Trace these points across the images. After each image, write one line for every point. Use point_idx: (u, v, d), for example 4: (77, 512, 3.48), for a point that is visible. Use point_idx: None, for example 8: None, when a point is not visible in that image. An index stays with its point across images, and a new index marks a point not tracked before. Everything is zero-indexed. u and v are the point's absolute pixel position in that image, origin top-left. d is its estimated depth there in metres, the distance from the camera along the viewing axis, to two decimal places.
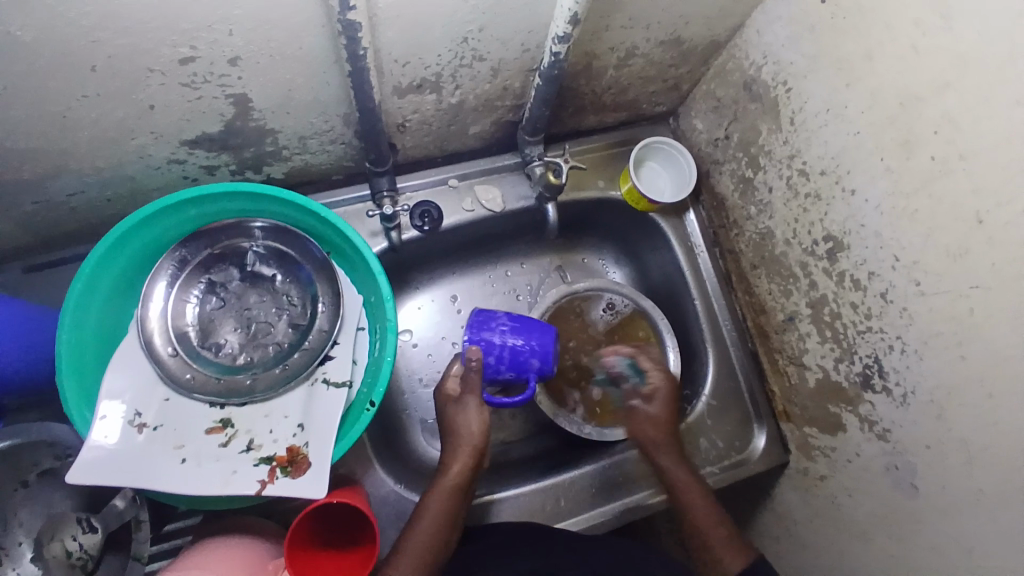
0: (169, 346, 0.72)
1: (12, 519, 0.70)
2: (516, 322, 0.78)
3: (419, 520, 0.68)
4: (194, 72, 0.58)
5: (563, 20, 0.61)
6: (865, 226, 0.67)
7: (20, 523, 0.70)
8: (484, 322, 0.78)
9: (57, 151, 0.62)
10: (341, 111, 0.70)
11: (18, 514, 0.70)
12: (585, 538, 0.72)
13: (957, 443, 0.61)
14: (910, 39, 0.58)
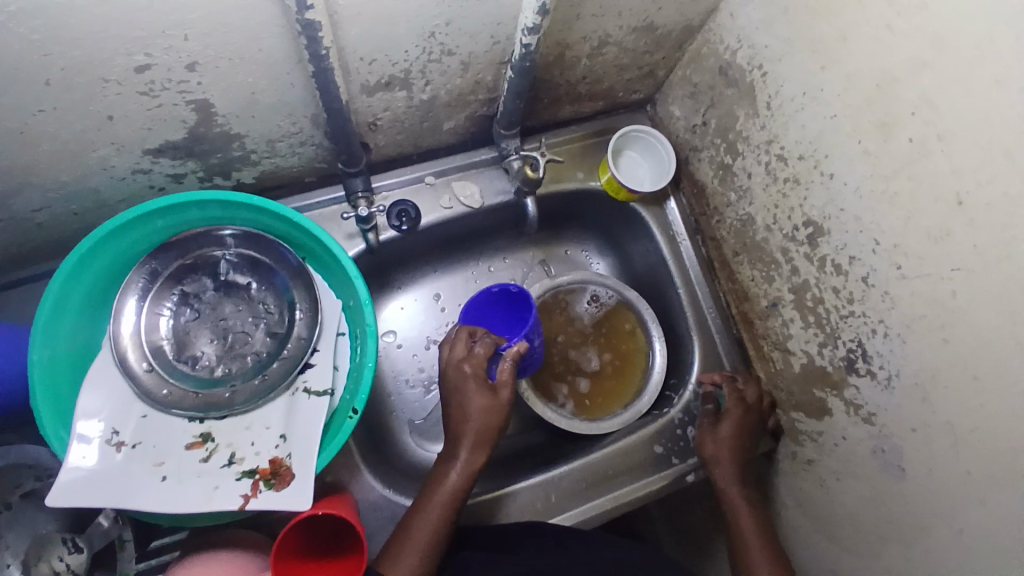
0: (143, 362, 0.70)
1: None
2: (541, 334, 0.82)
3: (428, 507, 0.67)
4: (150, 79, 0.55)
5: (531, 12, 0.60)
6: (845, 210, 0.66)
7: (8, 545, 0.69)
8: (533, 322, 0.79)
9: (15, 168, 0.60)
10: (308, 112, 0.68)
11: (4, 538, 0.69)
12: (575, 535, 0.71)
13: (943, 425, 0.61)
14: (884, 19, 0.57)
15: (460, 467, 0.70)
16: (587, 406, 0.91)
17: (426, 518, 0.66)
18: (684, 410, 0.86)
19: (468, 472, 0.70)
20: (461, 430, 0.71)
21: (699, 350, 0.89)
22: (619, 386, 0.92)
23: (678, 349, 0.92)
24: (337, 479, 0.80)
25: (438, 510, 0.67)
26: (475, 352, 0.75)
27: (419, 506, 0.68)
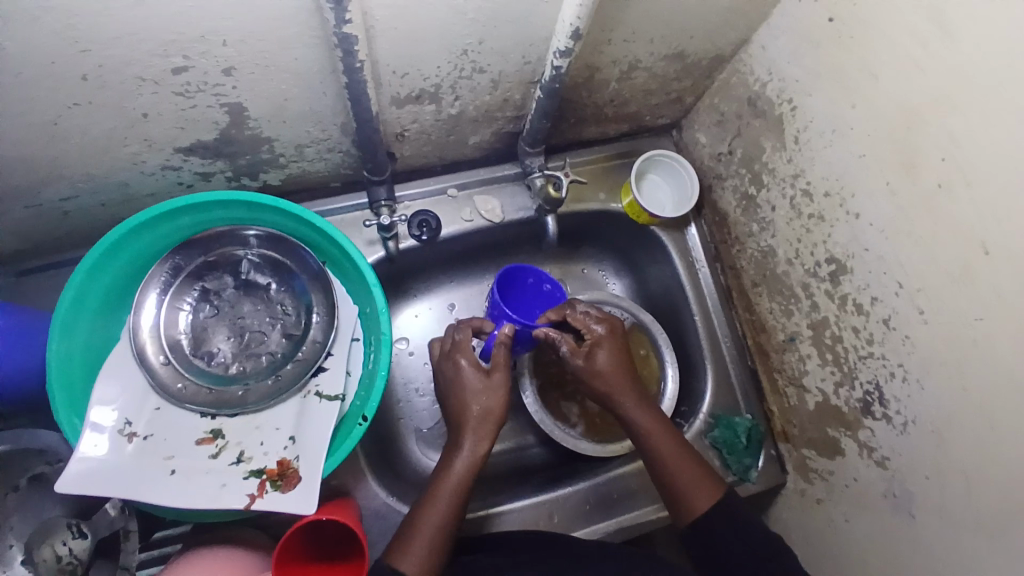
0: (161, 355, 0.71)
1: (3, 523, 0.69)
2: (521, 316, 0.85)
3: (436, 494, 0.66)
4: (187, 81, 0.57)
5: (565, 35, 0.60)
6: (868, 250, 0.66)
7: (11, 527, 0.69)
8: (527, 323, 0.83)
9: (48, 158, 0.62)
10: (338, 121, 0.70)
11: (8, 519, 0.69)
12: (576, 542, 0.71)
13: (957, 473, 0.59)
14: (916, 61, 0.57)
15: (466, 455, 0.68)
16: (594, 428, 0.91)
17: (433, 508, 0.65)
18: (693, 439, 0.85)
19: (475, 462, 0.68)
20: (469, 419, 0.70)
21: (711, 379, 0.88)
22: None
23: (690, 377, 0.91)
24: (341, 484, 0.80)
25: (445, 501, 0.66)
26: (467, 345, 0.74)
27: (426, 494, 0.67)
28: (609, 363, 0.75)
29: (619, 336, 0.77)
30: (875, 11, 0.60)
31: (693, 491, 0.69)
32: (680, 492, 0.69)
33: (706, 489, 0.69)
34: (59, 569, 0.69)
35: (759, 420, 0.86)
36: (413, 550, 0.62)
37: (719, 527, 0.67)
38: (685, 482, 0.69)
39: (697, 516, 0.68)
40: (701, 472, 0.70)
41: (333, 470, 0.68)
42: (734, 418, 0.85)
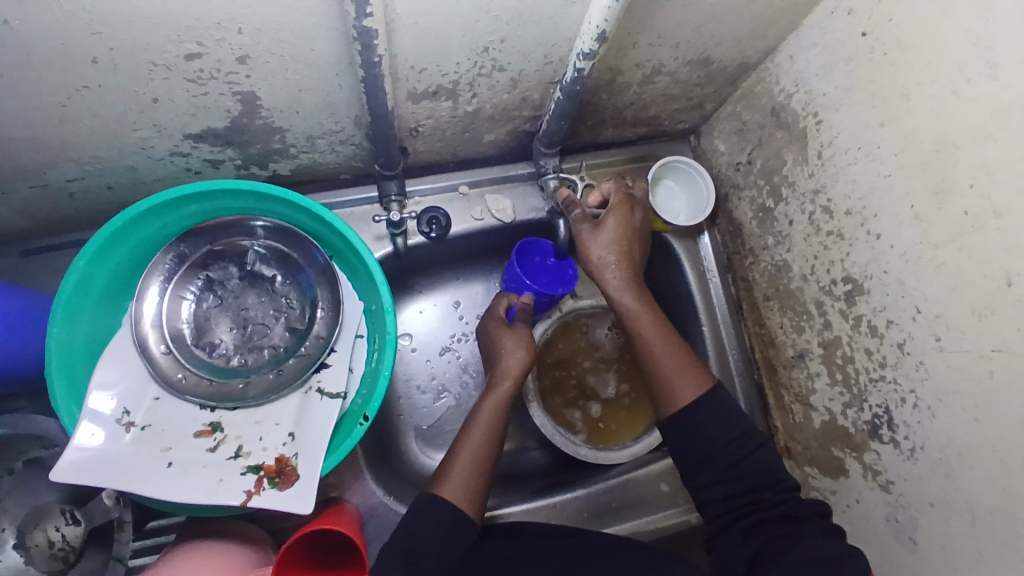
0: (162, 344, 0.70)
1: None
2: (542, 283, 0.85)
3: (472, 426, 0.71)
4: (200, 68, 0.55)
5: (589, 37, 0.58)
6: (888, 272, 0.64)
7: (6, 510, 0.69)
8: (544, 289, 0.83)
9: (56, 140, 0.60)
10: (352, 114, 0.68)
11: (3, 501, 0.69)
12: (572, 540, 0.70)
13: (963, 505, 0.58)
14: (951, 84, 0.56)
15: (497, 395, 0.73)
16: (598, 434, 0.91)
17: (471, 442, 0.69)
18: None
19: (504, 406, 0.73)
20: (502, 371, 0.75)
21: None
22: (633, 419, 0.92)
23: None
24: (338, 481, 0.80)
25: (478, 437, 0.69)
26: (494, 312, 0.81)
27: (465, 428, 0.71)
28: (607, 237, 0.74)
29: (623, 214, 0.75)
30: (913, 29, 0.58)
31: (677, 379, 0.69)
32: (668, 378, 0.69)
33: (689, 382, 0.68)
34: (52, 555, 0.69)
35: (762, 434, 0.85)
36: (454, 474, 0.66)
37: (701, 411, 0.66)
38: (671, 368, 0.70)
39: (678, 406, 0.67)
40: (689, 363, 0.70)
41: (331, 468, 0.67)
42: None
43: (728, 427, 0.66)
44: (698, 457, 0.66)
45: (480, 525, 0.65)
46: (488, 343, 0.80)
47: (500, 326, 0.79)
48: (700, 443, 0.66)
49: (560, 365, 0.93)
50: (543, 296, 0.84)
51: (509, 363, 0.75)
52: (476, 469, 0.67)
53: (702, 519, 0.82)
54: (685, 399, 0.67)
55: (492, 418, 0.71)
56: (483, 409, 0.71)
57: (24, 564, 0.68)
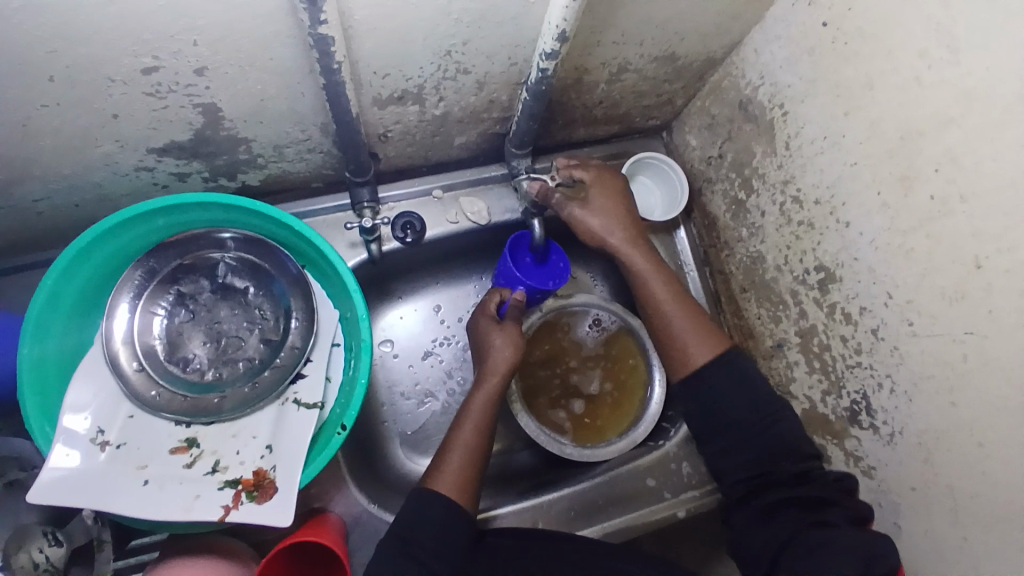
0: (134, 361, 0.69)
1: None
2: (532, 272, 0.82)
3: (463, 423, 0.72)
4: (158, 81, 0.54)
5: (551, 37, 0.58)
6: (858, 260, 0.65)
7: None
8: (540, 280, 0.82)
9: (18, 159, 0.59)
10: (318, 121, 0.67)
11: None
12: (557, 542, 0.69)
13: (943, 489, 0.59)
14: (913, 71, 0.56)
15: (485, 390, 0.74)
16: (585, 430, 0.90)
17: (460, 438, 0.70)
18: (680, 445, 0.86)
19: (492, 400, 0.74)
20: (491, 368, 0.75)
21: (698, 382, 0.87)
22: (617, 416, 0.91)
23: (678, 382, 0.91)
24: (321, 491, 0.79)
25: (472, 431, 0.71)
26: (487, 308, 0.80)
27: (455, 425, 0.72)
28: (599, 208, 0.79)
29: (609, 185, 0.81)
30: (873, 18, 0.58)
31: (689, 343, 0.72)
32: (679, 342, 0.72)
33: (700, 345, 0.72)
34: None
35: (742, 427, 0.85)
36: (446, 471, 0.67)
37: (719, 378, 0.69)
38: (683, 331, 0.73)
39: (693, 369, 0.71)
40: (698, 323, 0.73)
41: (310, 479, 0.66)
42: None
43: (746, 393, 0.68)
44: (711, 424, 0.68)
45: (475, 516, 0.66)
46: (478, 342, 0.79)
47: (491, 322, 0.79)
48: (710, 415, 0.68)
49: (544, 365, 0.93)
50: (535, 291, 0.83)
51: (497, 360, 0.75)
52: (469, 461, 0.69)
53: (688, 513, 0.82)
54: (699, 361, 0.70)
55: (481, 414, 0.72)
56: (475, 402, 0.72)
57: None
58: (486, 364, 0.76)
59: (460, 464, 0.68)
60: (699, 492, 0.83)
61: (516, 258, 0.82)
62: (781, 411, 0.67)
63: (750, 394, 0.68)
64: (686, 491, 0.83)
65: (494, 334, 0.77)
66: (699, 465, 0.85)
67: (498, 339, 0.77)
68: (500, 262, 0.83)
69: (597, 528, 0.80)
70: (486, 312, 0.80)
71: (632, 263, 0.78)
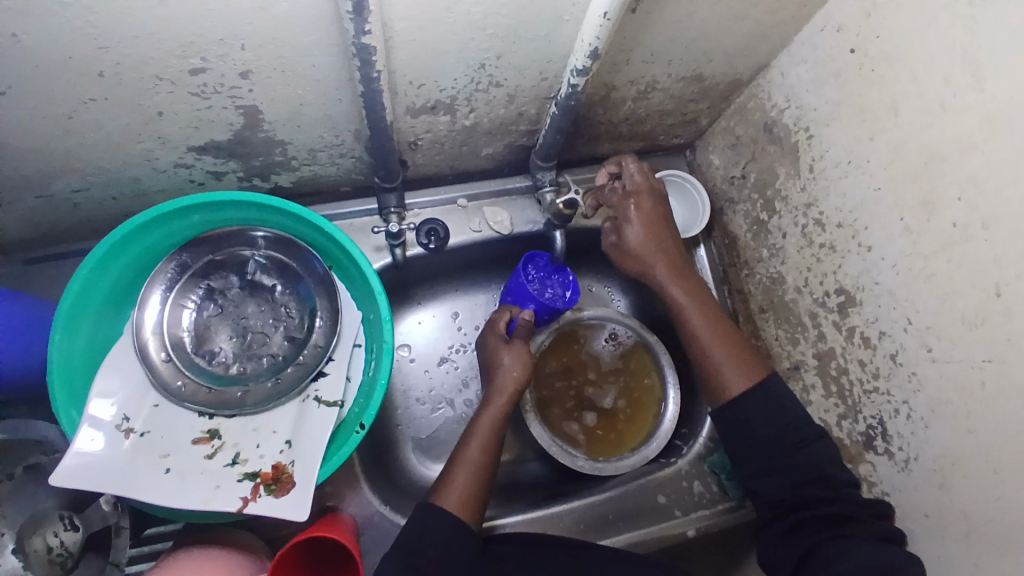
0: (162, 352, 0.70)
1: None
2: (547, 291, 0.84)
3: (470, 440, 0.72)
4: (203, 82, 0.57)
5: (583, 54, 0.60)
6: (879, 284, 0.65)
7: (3, 515, 0.69)
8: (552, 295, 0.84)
9: (62, 151, 0.62)
10: (352, 127, 0.70)
11: (3, 507, 0.69)
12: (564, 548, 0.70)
13: (958, 515, 0.59)
14: (938, 97, 0.57)
15: (494, 408, 0.74)
16: (597, 443, 0.91)
17: (468, 456, 0.71)
18: (692, 463, 0.86)
19: (501, 418, 0.74)
20: (501, 387, 0.75)
21: None
22: (630, 429, 0.91)
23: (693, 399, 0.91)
24: (335, 490, 0.81)
25: (478, 447, 0.71)
26: (495, 326, 0.81)
27: (462, 441, 0.72)
28: (640, 238, 0.76)
29: (646, 209, 0.77)
30: (900, 45, 0.59)
31: (728, 370, 0.71)
32: (718, 369, 0.71)
33: (734, 366, 0.71)
34: (49, 561, 0.69)
35: None
36: (453, 487, 0.68)
37: (745, 413, 0.68)
38: (718, 358, 0.72)
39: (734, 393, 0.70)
40: (736, 353, 0.71)
41: (327, 476, 0.67)
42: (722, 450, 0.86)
43: (781, 419, 0.67)
44: (746, 449, 0.68)
45: (479, 533, 0.67)
46: (487, 360, 0.79)
47: (499, 341, 0.79)
48: (748, 436, 0.68)
49: (561, 375, 0.94)
50: (545, 312, 0.84)
51: (505, 378, 0.75)
52: (476, 478, 0.69)
53: (698, 532, 0.82)
54: (736, 391, 0.69)
55: (489, 433, 0.73)
56: (483, 421, 0.72)
57: (21, 568, 0.68)
58: (494, 381, 0.76)
59: (466, 481, 0.69)
60: (711, 511, 0.83)
61: (529, 276, 0.84)
62: (809, 430, 0.66)
63: (783, 406, 0.67)
64: (698, 509, 0.84)
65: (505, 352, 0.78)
66: (710, 484, 0.85)
67: (506, 357, 0.77)
68: (513, 279, 0.85)
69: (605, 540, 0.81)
70: (495, 333, 0.80)
71: (674, 289, 0.76)
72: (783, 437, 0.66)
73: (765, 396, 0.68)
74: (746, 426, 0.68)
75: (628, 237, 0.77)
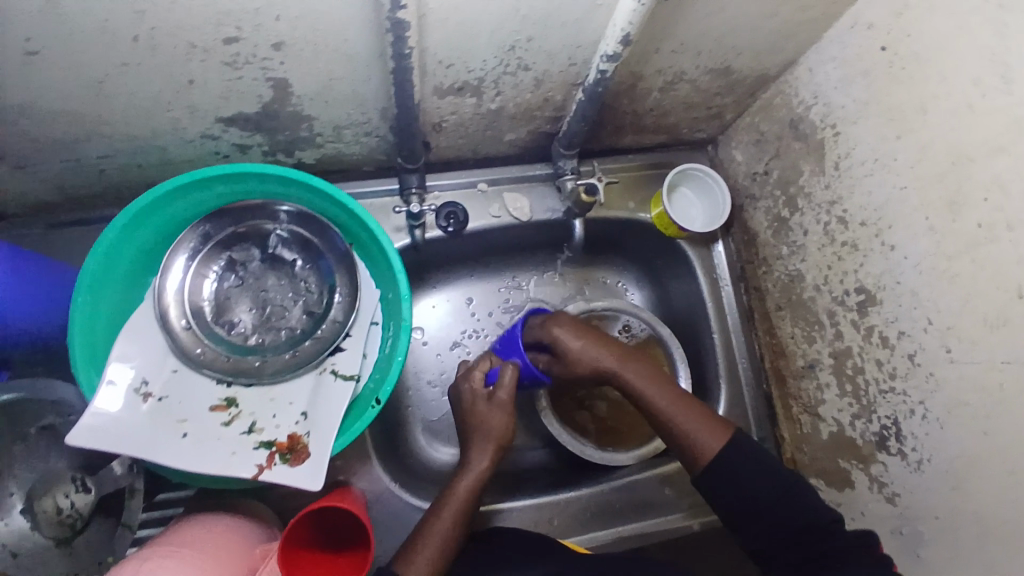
0: (183, 319, 0.72)
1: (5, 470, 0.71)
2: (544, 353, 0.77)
3: (442, 508, 0.68)
4: (236, 52, 0.57)
5: (615, 39, 0.60)
6: (901, 283, 0.65)
7: (16, 475, 0.71)
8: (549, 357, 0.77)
9: (91, 115, 0.63)
10: (379, 106, 0.70)
11: (14, 467, 0.71)
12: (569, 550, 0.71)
13: (970, 517, 0.59)
14: (967, 98, 0.57)
15: (471, 475, 0.71)
16: (605, 434, 0.91)
17: (439, 524, 0.67)
18: None
19: (479, 485, 0.71)
20: (478, 452, 0.72)
21: (725, 398, 0.88)
22: (639, 420, 0.92)
23: (704, 394, 0.91)
24: (347, 465, 0.83)
25: (452, 510, 0.68)
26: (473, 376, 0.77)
27: (433, 510, 0.69)
28: (577, 341, 0.73)
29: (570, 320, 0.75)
30: (931, 44, 0.59)
31: (698, 430, 0.67)
32: (687, 434, 0.67)
33: (704, 424, 0.67)
34: (59, 522, 0.71)
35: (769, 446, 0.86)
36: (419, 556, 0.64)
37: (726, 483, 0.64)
38: (684, 421, 0.68)
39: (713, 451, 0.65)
40: (699, 412, 0.69)
41: (341, 448, 0.68)
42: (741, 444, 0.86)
43: (764, 477, 0.64)
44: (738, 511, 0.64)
45: None
46: (467, 410, 0.75)
47: (478, 394, 0.75)
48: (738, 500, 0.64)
49: None
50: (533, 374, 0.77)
51: (485, 438, 0.73)
52: (445, 547, 0.65)
53: (703, 527, 0.83)
54: (713, 449, 0.65)
55: (463, 500, 0.69)
56: (461, 481, 0.70)
57: (30, 529, 0.71)
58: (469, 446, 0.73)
59: (434, 551, 0.64)
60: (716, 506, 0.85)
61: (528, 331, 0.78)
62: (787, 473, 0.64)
63: (765, 471, 0.64)
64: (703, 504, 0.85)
65: (487, 412, 0.74)
66: None
67: (487, 412, 0.74)
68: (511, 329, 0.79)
69: (617, 536, 0.82)
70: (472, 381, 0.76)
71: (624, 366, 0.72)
72: (773, 503, 0.63)
73: (741, 451, 0.65)
74: (734, 486, 0.64)
75: (565, 345, 0.73)
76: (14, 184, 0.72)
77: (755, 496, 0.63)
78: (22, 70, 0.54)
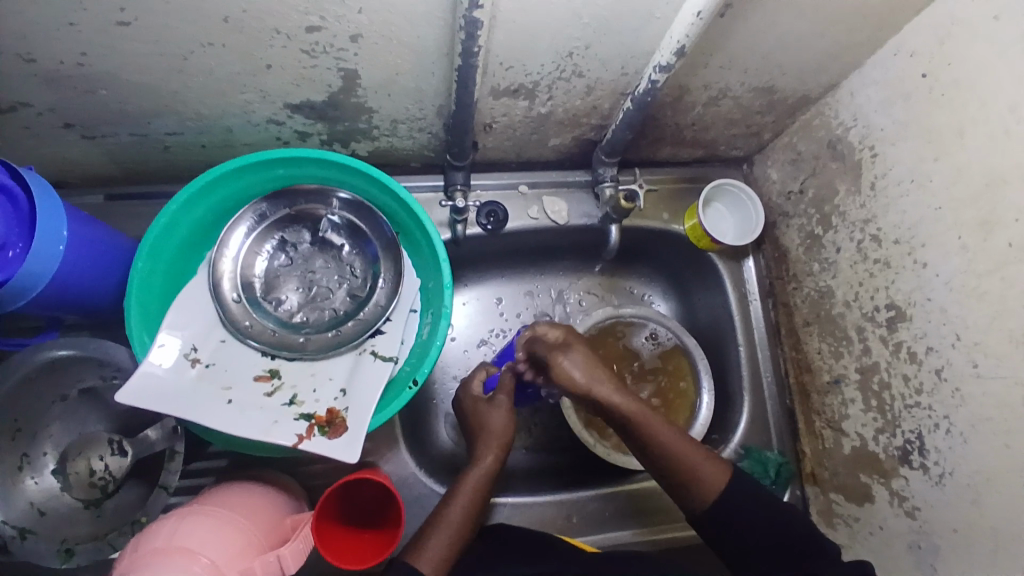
0: (234, 292, 0.75)
1: (44, 430, 0.74)
2: None
3: (453, 497, 0.69)
4: (315, 41, 0.61)
5: (669, 51, 0.63)
6: (931, 300, 0.67)
7: (52, 434, 0.75)
8: None
9: (169, 91, 0.67)
10: (437, 102, 0.74)
11: (49, 427, 0.75)
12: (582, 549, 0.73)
13: (987, 531, 0.60)
14: (1003, 125, 0.59)
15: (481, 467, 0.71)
16: None
17: (449, 516, 0.67)
18: None
19: (489, 476, 0.71)
20: (485, 443, 0.73)
21: (748, 411, 0.89)
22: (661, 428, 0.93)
23: (726, 406, 0.93)
24: (375, 450, 0.86)
25: (461, 507, 0.68)
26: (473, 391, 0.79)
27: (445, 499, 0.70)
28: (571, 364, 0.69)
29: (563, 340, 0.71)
30: (972, 73, 0.62)
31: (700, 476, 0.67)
32: (690, 470, 0.67)
33: (710, 463, 0.67)
34: (91, 483, 0.75)
35: (789, 460, 0.87)
36: (432, 545, 0.65)
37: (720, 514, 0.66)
38: (687, 465, 0.67)
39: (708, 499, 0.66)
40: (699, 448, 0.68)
41: (376, 425, 0.70)
42: (763, 452, 0.87)
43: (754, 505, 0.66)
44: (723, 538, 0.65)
45: None
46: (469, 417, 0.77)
47: (477, 399, 0.77)
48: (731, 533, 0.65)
49: None
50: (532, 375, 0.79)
51: (492, 433, 0.74)
52: (456, 537, 0.66)
53: None
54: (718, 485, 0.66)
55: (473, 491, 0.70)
56: (468, 482, 0.69)
57: (59, 490, 0.73)
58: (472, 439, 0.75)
59: (446, 540, 0.65)
60: None
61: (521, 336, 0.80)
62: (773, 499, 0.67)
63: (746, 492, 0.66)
64: None
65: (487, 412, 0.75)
66: None
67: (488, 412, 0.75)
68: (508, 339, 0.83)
69: (645, 538, 0.84)
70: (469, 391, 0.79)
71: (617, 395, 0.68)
72: (760, 521, 0.65)
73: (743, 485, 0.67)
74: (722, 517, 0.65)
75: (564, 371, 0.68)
76: (84, 152, 0.76)
77: (743, 518, 0.65)
78: (112, 41, 0.58)
